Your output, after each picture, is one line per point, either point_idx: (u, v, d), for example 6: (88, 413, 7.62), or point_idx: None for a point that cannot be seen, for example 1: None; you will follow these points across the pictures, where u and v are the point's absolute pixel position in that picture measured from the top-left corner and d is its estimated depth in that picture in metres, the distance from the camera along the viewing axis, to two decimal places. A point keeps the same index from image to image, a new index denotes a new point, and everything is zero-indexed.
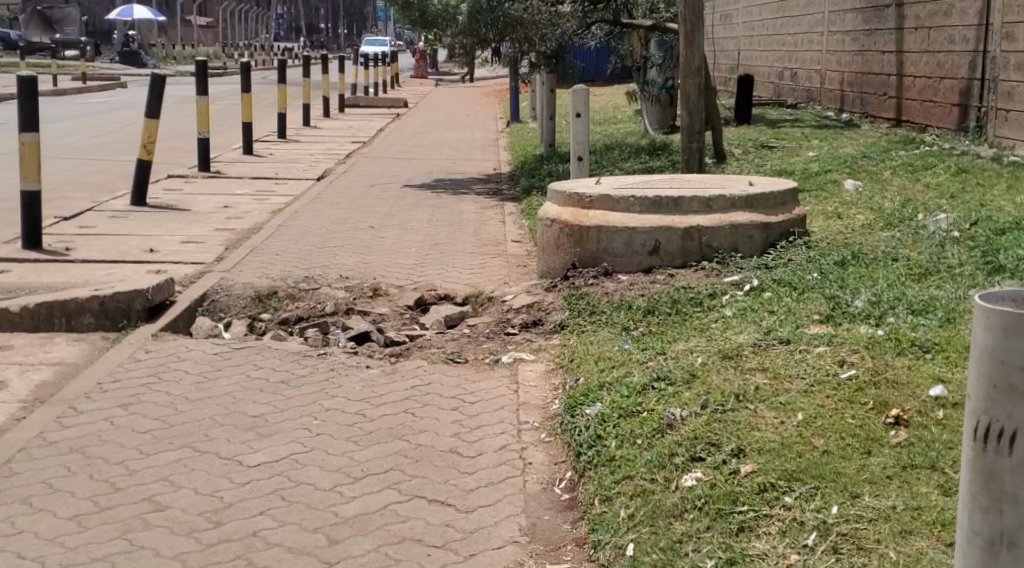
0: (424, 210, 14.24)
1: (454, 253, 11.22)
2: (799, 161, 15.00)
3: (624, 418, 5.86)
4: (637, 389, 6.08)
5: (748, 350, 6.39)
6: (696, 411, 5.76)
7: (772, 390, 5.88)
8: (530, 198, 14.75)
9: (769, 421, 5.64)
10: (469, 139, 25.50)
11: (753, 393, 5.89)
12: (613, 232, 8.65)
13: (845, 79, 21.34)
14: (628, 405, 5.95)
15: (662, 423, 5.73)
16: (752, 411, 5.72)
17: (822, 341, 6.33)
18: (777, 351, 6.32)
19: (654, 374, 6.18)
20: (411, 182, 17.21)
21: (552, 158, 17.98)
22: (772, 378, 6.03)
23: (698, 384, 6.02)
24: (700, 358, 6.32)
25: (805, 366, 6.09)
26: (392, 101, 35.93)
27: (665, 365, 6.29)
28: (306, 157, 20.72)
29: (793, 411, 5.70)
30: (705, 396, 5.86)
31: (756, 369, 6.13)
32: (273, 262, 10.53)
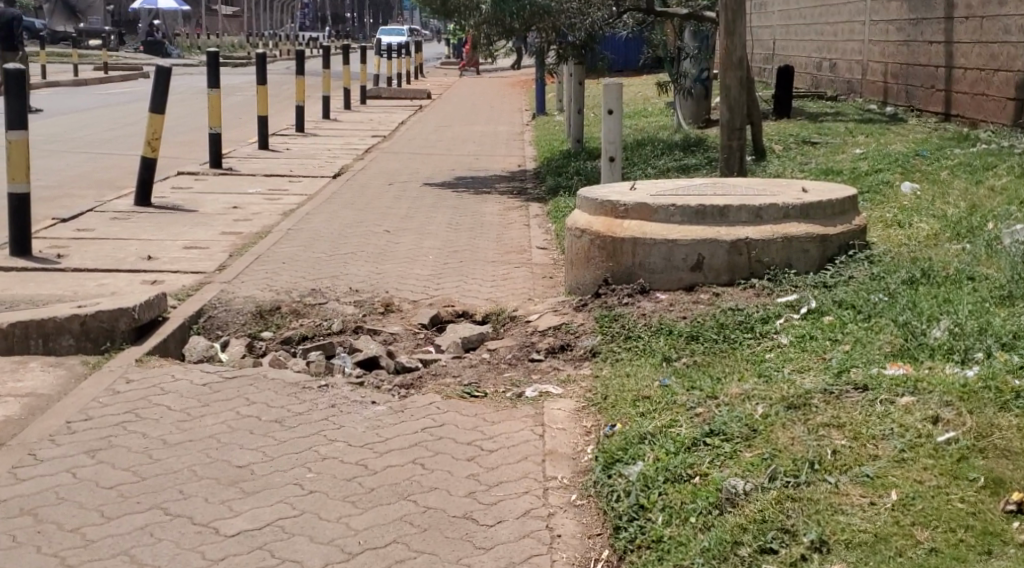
0: (444, 213, 13.39)
1: (475, 263, 10.39)
2: (845, 160, 14.08)
3: (672, 485, 5.06)
4: (684, 445, 5.27)
5: (818, 396, 5.53)
6: (762, 484, 4.95)
7: (855, 458, 5.03)
8: (557, 199, 13.89)
9: (855, 502, 4.81)
10: (494, 133, 24.62)
11: (831, 460, 5.04)
12: (650, 245, 7.80)
13: (890, 71, 20.37)
14: (675, 467, 5.13)
15: (720, 496, 4.93)
16: (833, 487, 4.90)
17: (907, 388, 5.46)
18: (853, 399, 5.47)
19: (706, 428, 5.34)
20: (432, 181, 16.37)
21: (581, 155, 17.10)
22: (854, 439, 5.16)
23: (761, 442, 5.21)
24: (762, 407, 5.46)
25: (892, 424, 5.22)
26: (415, 92, 35.07)
27: (717, 413, 5.46)
28: (323, 153, 19.89)
29: (886, 489, 4.86)
30: (774, 464, 5.03)
31: (831, 426, 5.27)
32: (278, 272, 9.72)
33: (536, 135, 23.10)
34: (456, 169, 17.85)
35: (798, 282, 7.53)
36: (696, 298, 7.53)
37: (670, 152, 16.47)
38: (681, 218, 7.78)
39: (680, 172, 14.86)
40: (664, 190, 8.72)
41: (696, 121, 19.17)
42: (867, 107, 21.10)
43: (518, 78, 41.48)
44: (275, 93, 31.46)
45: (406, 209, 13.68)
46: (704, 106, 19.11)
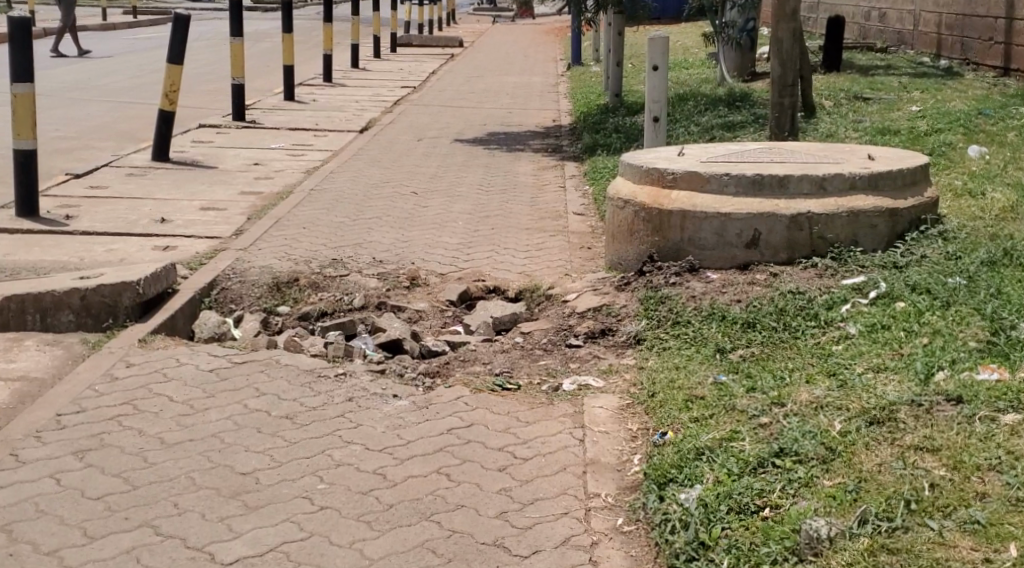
0: (475, 172, 12.78)
1: (507, 231, 9.80)
2: (902, 120, 13.40)
3: (738, 519, 4.48)
4: (749, 467, 4.70)
5: (903, 410, 4.93)
6: (852, 526, 4.33)
7: (960, 495, 4.40)
8: (594, 159, 13.25)
9: (964, 555, 4.14)
10: (527, 84, 23.94)
11: (931, 497, 4.41)
12: (701, 219, 7.16)
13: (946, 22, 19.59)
14: (740, 497, 4.55)
15: (799, 537, 4.32)
16: (937, 534, 4.25)
17: (1006, 402, 4.86)
18: (945, 415, 4.87)
19: (775, 447, 4.77)
20: (464, 137, 15.75)
21: (619, 110, 16.43)
22: (955, 469, 4.54)
23: (842, 467, 4.63)
24: (837, 422, 4.89)
25: (998, 450, 4.59)
26: (446, 40, 34.33)
27: (788, 428, 4.88)
28: (350, 105, 19.26)
29: (1003, 539, 4.18)
30: (864, 502, 4.42)
31: (925, 449, 4.67)
32: (298, 240, 9.15)
33: (571, 87, 22.42)
34: (488, 124, 17.21)
35: (864, 263, 6.90)
36: (751, 279, 6.91)
37: (713, 107, 15.78)
38: (735, 189, 7.14)
39: (725, 130, 14.17)
40: (714, 156, 8.07)
41: (738, 75, 18.43)
42: (916, 62, 20.34)
43: (551, 25, 40.67)
44: (304, 40, 30.77)
45: (436, 168, 13.07)
46: (747, 59, 18.36)
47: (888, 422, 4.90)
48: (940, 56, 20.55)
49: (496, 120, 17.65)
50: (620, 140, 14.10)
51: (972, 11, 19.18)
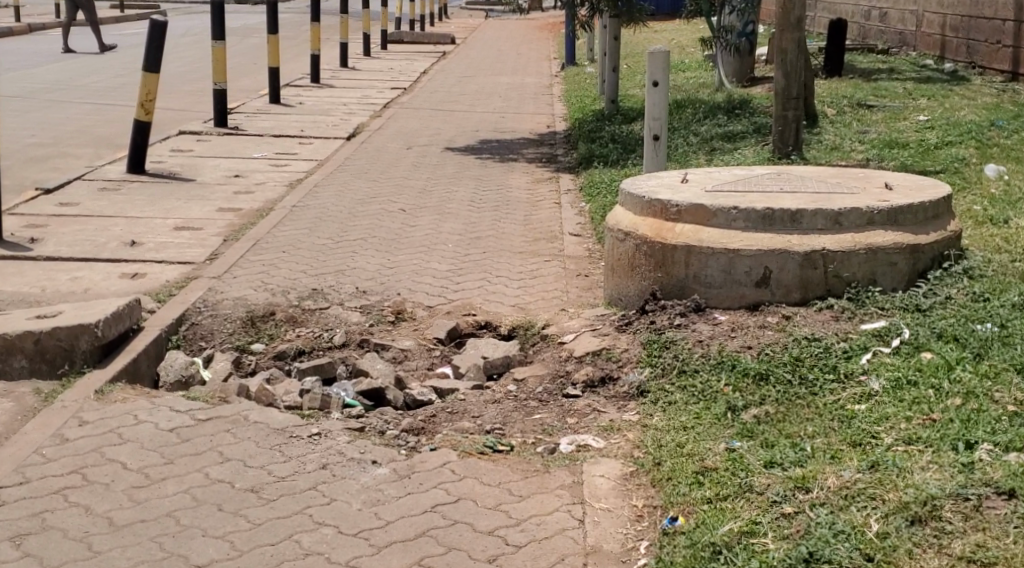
0: (466, 186, 12.24)
1: (500, 256, 9.26)
2: (910, 132, 12.88)
3: None
4: None
5: (948, 502, 4.45)
6: None
7: None
8: (590, 172, 12.71)
9: None
10: (520, 85, 23.38)
11: None
12: (707, 255, 6.63)
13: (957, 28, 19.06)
14: None
15: None
16: None
17: None
18: (998, 513, 4.38)
19: (805, 552, 4.33)
20: (455, 145, 15.21)
21: (615, 118, 15.89)
22: None
23: None
24: (874, 520, 4.43)
25: None
26: (438, 36, 33.74)
27: (817, 524, 4.45)
28: (338, 109, 18.69)
29: None
30: None
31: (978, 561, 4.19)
32: (276, 267, 8.62)
33: (565, 89, 21.87)
34: (480, 130, 16.66)
35: (885, 306, 6.35)
36: (762, 322, 6.36)
37: (712, 115, 15.24)
38: (744, 223, 6.61)
39: (726, 140, 13.63)
40: (721, 183, 7.53)
41: (737, 79, 17.85)
42: (919, 65, 19.80)
43: (545, 21, 40.09)
44: (293, 38, 30.17)
45: (425, 181, 12.53)
46: (748, 63, 17.79)
47: (932, 520, 4.42)
48: (944, 59, 20.04)
49: (488, 126, 17.11)
50: (617, 151, 13.55)
51: (977, 13, 18.65)
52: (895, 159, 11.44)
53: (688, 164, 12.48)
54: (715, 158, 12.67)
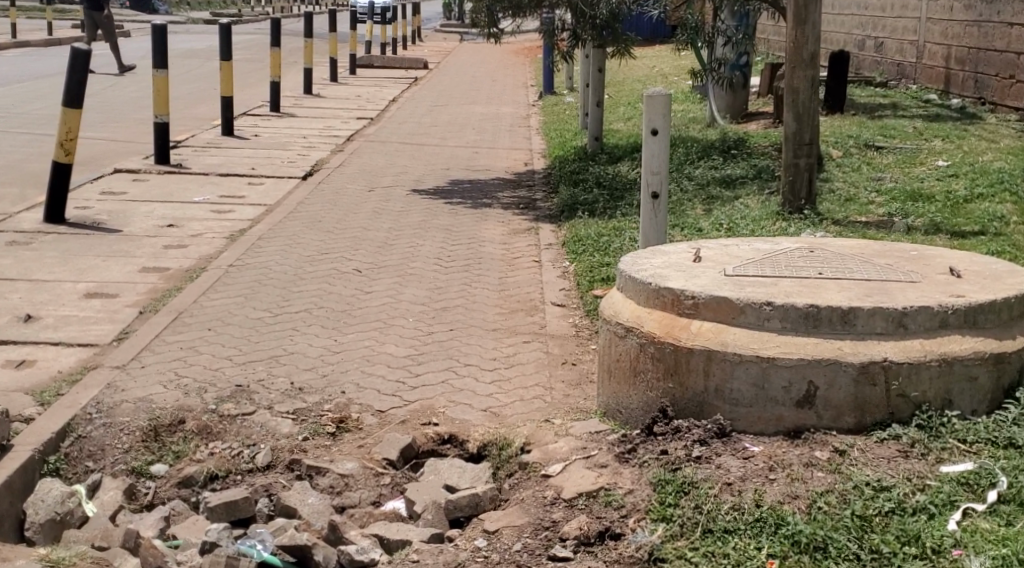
0: (431, 239, 10.76)
1: (471, 334, 7.77)
2: (932, 181, 11.49)
3: None
4: None
5: None
6: None
7: None
8: (573, 222, 11.25)
9: None
10: (495, 116, 21.93)
11: None
12: (732, 363, 5.16)
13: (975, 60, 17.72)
14: None
15: None
16: None
17: None
18: None
19: None
20: (422, 187, 13.74)
21: (597, 158, 14.40)
22: None
23: None
24: None
25: None
26: (411, 61, 32.28)
27: None
28: (296, 143, 17.21)
29: None
30: None
31: None
32: (197, 354, 7.12)
33: (543, 121, 20.41)
34: (450, 169, 15.20)
35: (968, 444, 4.97)
36: (808, 457, 4.95)
37: (706, 156, 13.78)
38: (779, 323, 5.15)
39: (723, 187, 12.14)
40: (740, 262, 6.08)
41: (729, 115, 16.35)
42: (923, 100, 18.43)
43: (523, 45, 38.65)
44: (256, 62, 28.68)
45: (384, 232, 11.06)
46: (741, 97, 16.32)
47: None
48: (949, 94, 18.68)
49: (459, 164, 15.68)
50: (602, 199, 12.07)
51: (988, 45, 17.32)
52: (923, 215, 9.98)
53: (684, 216, 11.02)
54: (714, 209, 11.20)
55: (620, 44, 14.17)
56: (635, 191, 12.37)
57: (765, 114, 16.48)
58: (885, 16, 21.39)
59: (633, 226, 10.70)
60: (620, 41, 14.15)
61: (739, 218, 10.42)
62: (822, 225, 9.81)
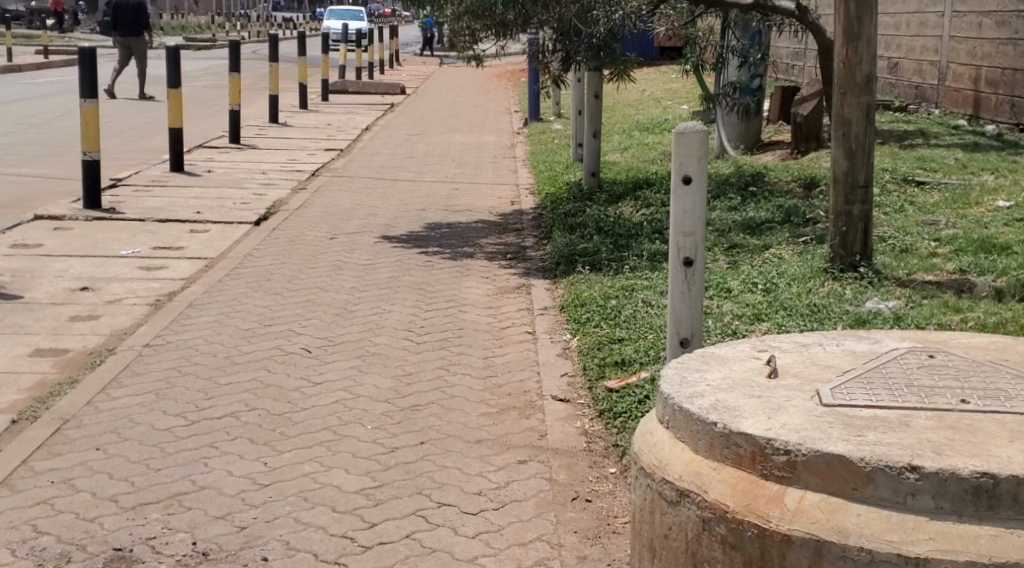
0: (402, 303, 8.87)
1: (448, 447, 5.86)
2: (1000, 227, 9.61)
3: None
4: None
5: None
6: None
7: None
8: (573, 280, 9.33)
9: None
10: (477, 146, 20.04)
11: None
12: (860, 561, 4.07)
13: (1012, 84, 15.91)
14: None
15: None
16: None
17: None
18: None
19: None
20: (393, 232, 11.87)
21: (595, 198, 12.46)
22: None
23: None
24: None
25: None
26: (387, 87, 30.37)
27: None
28: (253, 179, 15.31)
29: None
30: None
31: None
32: (73, 494, 5.28)
33: (530, 152, 18.52)
34: (427, 209, 13.32)
35: None
36: None
37: (720, 195, 11.86)
38: (931, 501, 4.09)
39: (747, 234, 10.22)
40: (830, 376, 4.72)
41: (739, 145, 14.41)
42: (951, 126, 16.62)
43: (504, 69, 36.74)
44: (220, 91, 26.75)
45: (344, 292, 9.19)
46: (754, 126, 14.38)
47: None
48: (978, 120, 16.88)
49: (437, 202, 13.82)
50: (605, 250, 10.13)
51: None
52: (1005, 271, 8.12)
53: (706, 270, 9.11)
54: (741, 262, 9.28)
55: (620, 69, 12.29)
56: (643, 240, 10.43)
57: (780, 143, 14.58)
58: (900, 33, 19.57)
59: (647, 289, 8.78)
60: (619, 65, 12.26)
61: (775, 275, 8.52)
62: (883, 285, 7.92)
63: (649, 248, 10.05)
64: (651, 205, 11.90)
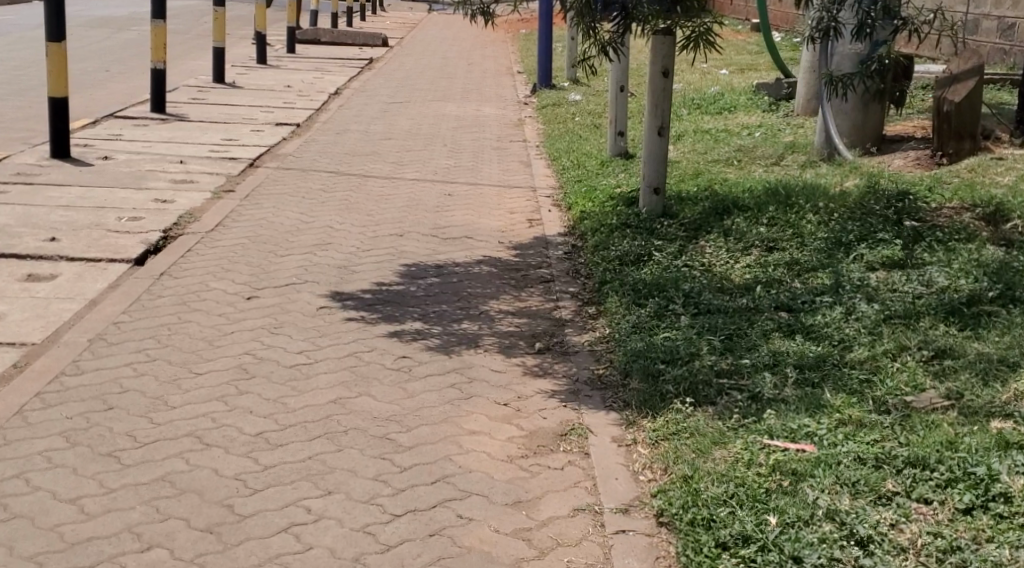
0: (347, 493, 4.63)
1: None
2: None
3: None
4: None
5: None
6: None
7: None
8: (670, 443, 4.97)
9: None
10: (474, 122, 15.76)
11: None
12: None
13: None
14: None
15: None
16: None
17: None
18: None
19: None
20: (350, 281, 7.68)
21: (660, 239, 8.14)
22: None
23: None
24: None
25: None
26: (366, 38, 25.99)
27: None
28: (164, 175, 11.08)
29: None
30: None
31: None
32: None
33: (545, 134, 14.33)
34: (405, 234, 9.12)
35: None
36: None
37: (865, 237, 7.57)
38: None
39: (957, 330, 5.97)
40: None
41: (857, 143, 10.22)
42: None
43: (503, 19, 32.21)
44: (171, 51, 22.86)
45: (241, 458, 4.84)
46: (875, 115, 10.20)
47: None
48: None
49: (422, 219, 9.69)
50: (711, 357, 5.82)
51: None
52: None
53: (931, 445, 4.69)
54: (978, 403, 5.15)
55: (699, 34, 8.19)
56: (771, 334, 6.11)
57: (910, 139, 10.41)
58: None
59: (829, 478, 4.50)
60: (693, 24, 8.18)
61: None
62: None
63: (790, 358, 5.72)
64: (758, 254, 7.60)
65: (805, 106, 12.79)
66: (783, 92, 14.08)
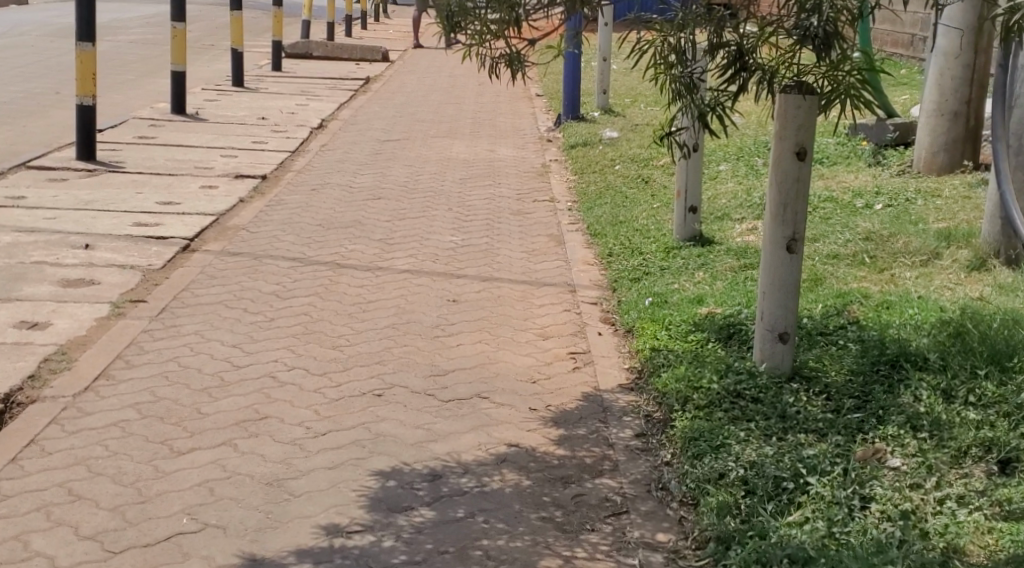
0: None
1: None
2: None
3: None
4: None
5: None
6: None
7: None
8: None
9: None
10: (486, 169, 12.55)
11: None
12: None
13: None
14: None
15: None
16: None
17: None
18: None
19: None
20: (280, 527, 4.50)
21: (805, 437, 4.92)
22: None
23: None
24: None
25: None
26: (364, 51, 22.82)
27: None
28: (55, 269, 7.91)
29: None
30: None
31: None
32: None
33: (579, 189, 11.15)
34: (385, 394, 5.91)
35: None
36: None
37: None
38: None
39: None
40: None
41: None
42: None
43: None
44: (135, 69, 19.67)
45: None
46: None
47: None
48: None
49: (412, 355, 6.52)
50: None
51: None
52: None
53: None
54: None
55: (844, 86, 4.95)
56: None
57: None
58: None
59: None
60: (833, 71, 4.95)
61: None
62: None
63: None
64: (989, 481, 4.51)
65: (930, 162, 9.53)
66: (888, 136, 10.77)
